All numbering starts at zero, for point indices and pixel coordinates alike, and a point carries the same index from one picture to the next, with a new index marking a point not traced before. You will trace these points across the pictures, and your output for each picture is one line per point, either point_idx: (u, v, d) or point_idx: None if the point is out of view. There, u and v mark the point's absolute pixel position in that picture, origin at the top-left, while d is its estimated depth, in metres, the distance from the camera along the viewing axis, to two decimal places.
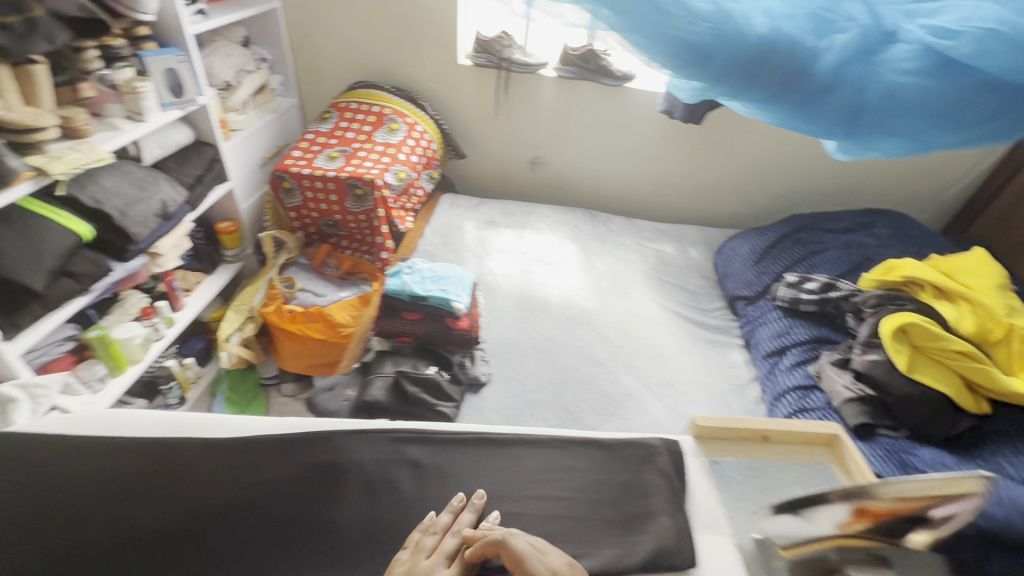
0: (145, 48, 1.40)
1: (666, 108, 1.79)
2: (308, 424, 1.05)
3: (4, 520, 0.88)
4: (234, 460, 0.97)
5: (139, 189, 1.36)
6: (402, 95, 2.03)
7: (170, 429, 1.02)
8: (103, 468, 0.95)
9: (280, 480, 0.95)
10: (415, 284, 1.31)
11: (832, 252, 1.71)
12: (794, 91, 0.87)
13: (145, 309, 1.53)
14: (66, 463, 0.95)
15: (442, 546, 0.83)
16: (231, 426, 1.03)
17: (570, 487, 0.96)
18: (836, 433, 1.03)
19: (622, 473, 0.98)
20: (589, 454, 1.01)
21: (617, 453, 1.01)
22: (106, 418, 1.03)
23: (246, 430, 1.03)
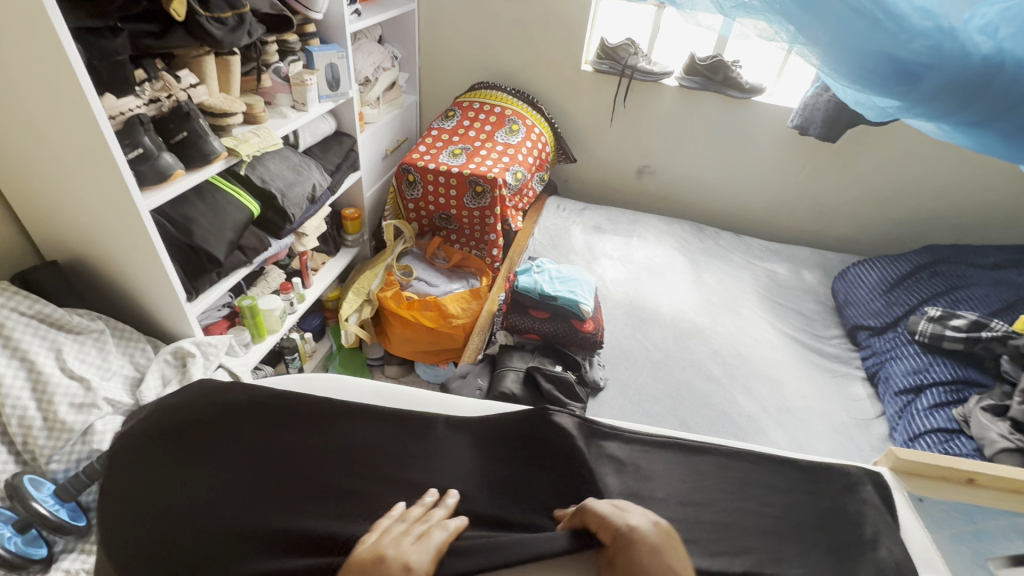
0: (312, 44, 1.51)
1: (800, 124, 1.73)
2: (481, 406, 1.00)
3: (258, 471, 0.85)
4: (459, 430, 0.93)
5: (296, 173, 1.48)
6: (522, 97, 2.09)
7: (390, 401, 0.99)
8: (317, 425, 0.92)
9: (508, 450, 0.90)
10: (545, 283, 1.34)
11: (980, 289, 1.61)
12: (1013, 117, 0.81)
13: (284, 283, 1.64)
14: (274, 417, 0.92)
15: (430, 535, 0.71)
16: (440, 403, 1.00)
17: (775, 503, 0.85)
18: None
19: (820, 507, 0.84)
20: (774, 473, 0.90)
21: (814, 475, 0.90)
22: (336, 384, 1.02)
23: (457, 407, 0.99)
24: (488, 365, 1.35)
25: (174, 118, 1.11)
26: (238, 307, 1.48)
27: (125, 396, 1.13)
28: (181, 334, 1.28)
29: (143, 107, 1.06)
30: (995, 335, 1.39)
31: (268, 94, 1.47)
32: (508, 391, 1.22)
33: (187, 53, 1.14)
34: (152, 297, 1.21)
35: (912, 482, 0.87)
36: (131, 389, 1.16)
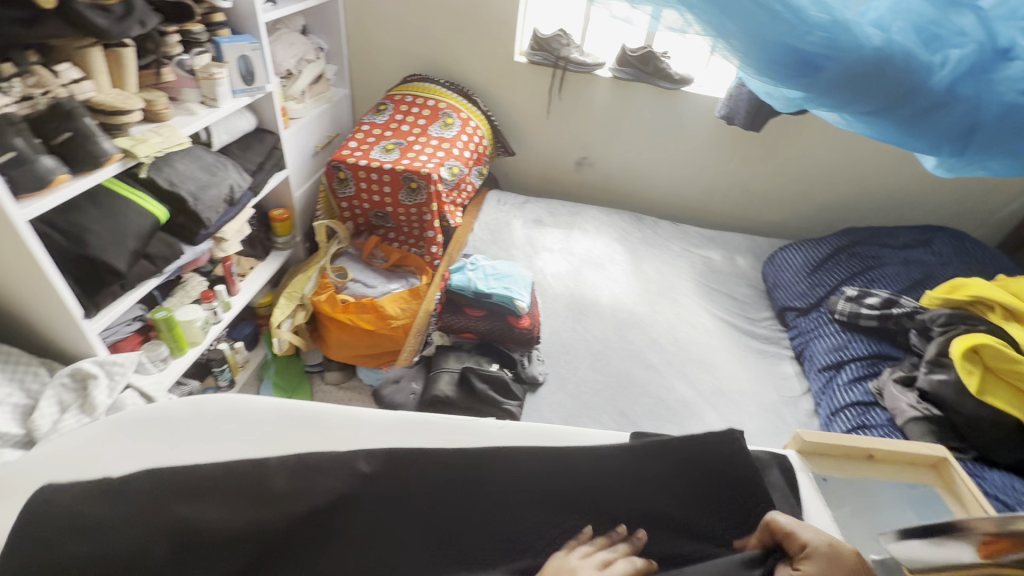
0: (220, 34, 1.41)
1: (727, 114, 1.78)
2: (384, 419, 0.89)
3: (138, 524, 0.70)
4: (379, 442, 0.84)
5: (210, 174, 1.38)
6: (456, 89, 2.04)
7: (289, 416, 0.87)
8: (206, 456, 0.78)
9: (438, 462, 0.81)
10: (479, 281, 1.32)
11: (891, 268, 1.71)
12: (904, 106, 0.85)
13: (205, 292, 1.54)
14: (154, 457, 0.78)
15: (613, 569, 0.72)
16: (345, 415, 0.88)
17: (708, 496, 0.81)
18: (944, 455, 0.89)
19: (744, 493, 0.80)
20: None
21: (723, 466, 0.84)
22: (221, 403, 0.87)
23: (365, 421, 0.88)
24: (424, 367, 1.32)
25: (52, 117, 0.99)
26: (151, 320, 1.38)
27: (14, 427, 1.02)
28: (82, 355, 1.17)
29: (12, 106, 0.96)
30: (905, 311, 1.48)
31: (173, 89, 1.36)
32: (440, 394, 1.20)
33: (68, 44, 1.04)
34: (42, 314, 1.10)
35: (817, 463, 0.88)
36: (22, 420, 1.06)
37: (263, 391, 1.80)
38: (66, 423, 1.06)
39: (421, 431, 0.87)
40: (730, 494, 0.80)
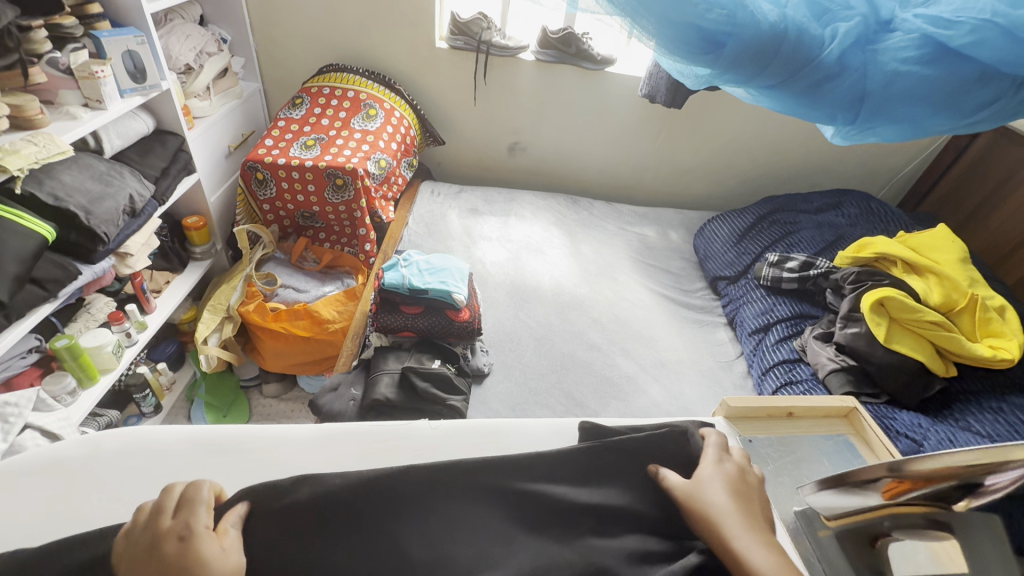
0: (99, 27, 1.27)
1: (648, 93, 1.81)
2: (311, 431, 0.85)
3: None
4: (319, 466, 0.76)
5: (103, 184, 1.25)
6: (376, 79, 1.95)
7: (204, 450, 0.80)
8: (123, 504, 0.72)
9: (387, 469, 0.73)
10: (413, 277, 1.29)
11: (807, 232, 1.82)
12: (800, 79, 0.89)
13: (114, 314, 1.41)
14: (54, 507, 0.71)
15: None
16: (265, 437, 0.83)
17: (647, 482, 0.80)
18: (855, 405, 0.95)
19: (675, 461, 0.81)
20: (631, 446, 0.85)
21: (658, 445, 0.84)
22: (130, 439, 0.79)
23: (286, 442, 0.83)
24: (363, 370, 1.26)
25: None
26: (51, 350, 1.24)
27: None
28: None
29: None
30: (820, 272, 1.58)
31: (48, 91, 1.21)
32: (380, 397, 1.15)
33: None
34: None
35: (742, 426, 0.92)
36: None
37: (194, 413, 1.68)
38: None
39: (346, 443, 0.84)
40: (666, 458, 0.81)
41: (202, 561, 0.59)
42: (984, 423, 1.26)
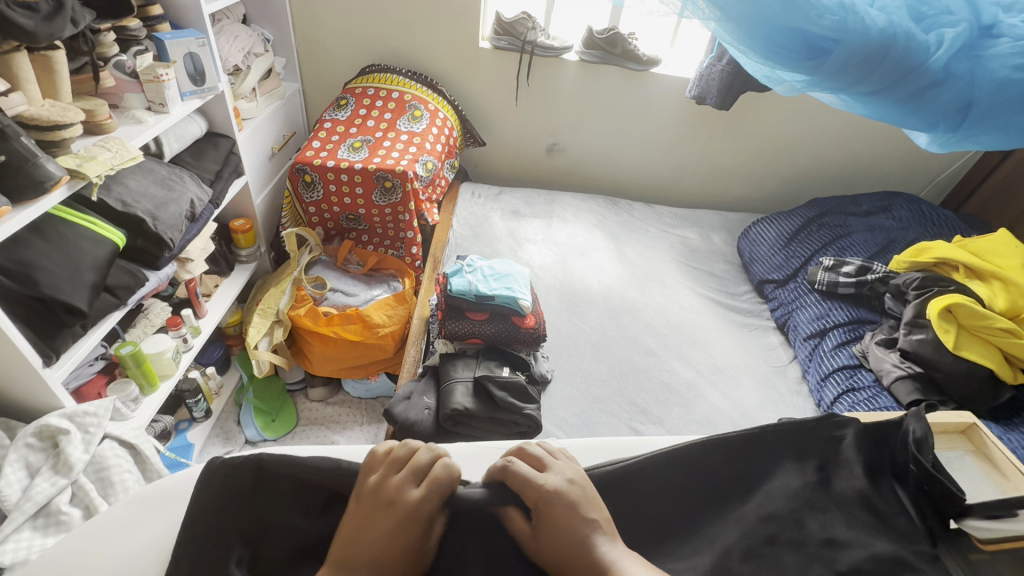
0: (160, 30, 1.25)
1: (697, 94, 1.79)
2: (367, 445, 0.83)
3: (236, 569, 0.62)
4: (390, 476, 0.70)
5: (166, 189, 1.23)
6: (419, 79, 1.93)
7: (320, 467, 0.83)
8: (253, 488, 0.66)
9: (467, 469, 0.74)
10: (480, 283, 1.28)
11: (859, 236, 1.81)
12: (906, 86, 0.87)
13: (171, 319, 1.40)
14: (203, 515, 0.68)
15: None
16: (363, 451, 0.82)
17: None
18: (974, 421, 0.85)
19: None
20: None
21: None
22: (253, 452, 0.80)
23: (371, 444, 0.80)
24: (432, 378, 1.24)
25: None
26: (116, 357, 1.23)
27: None
28: (46, 409, 1.02)
29: None
30: (878, 276, 1.57)
31: (113, 95, 1.20)
32: (458, 406, 1.13)
33: None
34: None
35: None
36: None
37: (244, 417, 1.67)
38: (37, 487, 0.91)
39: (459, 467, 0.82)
40: None
41: (391, 507, 0.61)
42: None
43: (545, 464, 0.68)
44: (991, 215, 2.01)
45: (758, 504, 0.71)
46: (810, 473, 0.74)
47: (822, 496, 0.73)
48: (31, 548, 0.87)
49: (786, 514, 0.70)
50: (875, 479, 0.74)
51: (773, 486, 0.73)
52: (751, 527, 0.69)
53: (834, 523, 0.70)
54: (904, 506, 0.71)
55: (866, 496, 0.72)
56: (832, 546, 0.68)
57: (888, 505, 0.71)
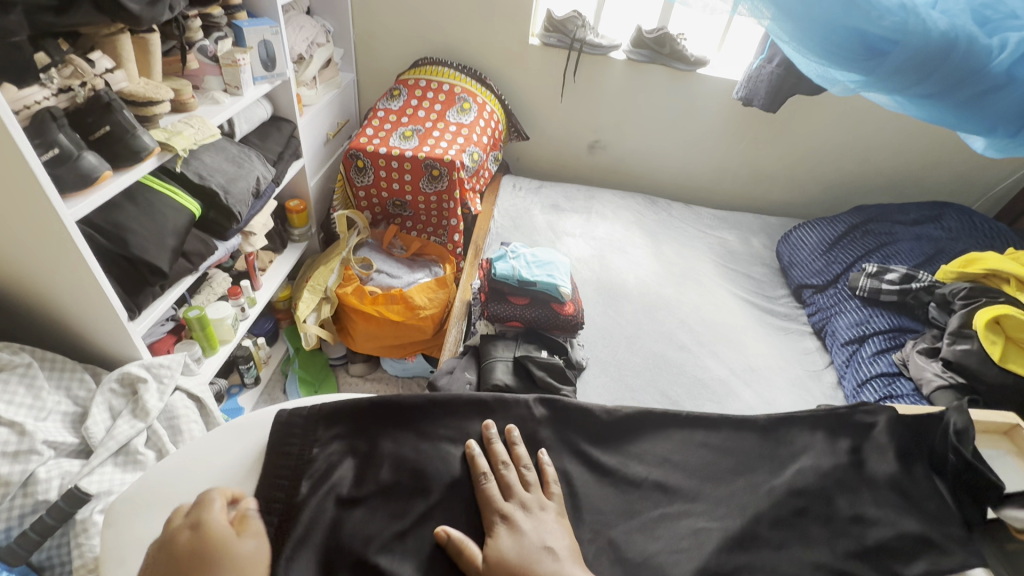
0: (239, 18, 1.34)
1: (745, 96, 1.80)
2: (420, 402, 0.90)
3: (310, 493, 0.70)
4: (444, 422, 0.78)
5: (236, 166, 1.32)
6: (469, 72, 1.99)
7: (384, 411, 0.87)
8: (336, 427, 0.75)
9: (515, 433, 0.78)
10: (523, 269, 1.33)
11: (905, 244, 1.78)
12: (964, 89, 0.88)
13: (231, 288, 1.50)
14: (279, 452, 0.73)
15: None
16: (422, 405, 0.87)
17: None
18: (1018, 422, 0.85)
19: None
20: None
21: None
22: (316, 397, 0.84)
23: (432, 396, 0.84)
24: (473, 357, 1.29)
25: (91, 111, 0.94)
26: (184, 319, 1.33)
27: (68, 436, 0.99)
28: (125, 358, 1.12)
29: (51, 98, 0.90)
30: (923, 286, 1.54)
31: (196, 77, 1.30)
32: (499, 383, 1.18)
33: (95, 31, 0.96)
34: (70, 303, 1.03)
35: None
36: (74, 427, 1.02)
37: (289, 387, 1.77)
38: (120, 429, 1.01)
39: None
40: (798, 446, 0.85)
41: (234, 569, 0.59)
42: None
43: (505, 462, 0.74)
44: None
45: (788, 480, 0.75)
46: (842, 455, 0.78)
47: (855, 477, 0.76)
48: (113, 481, 0.96)
49: (815, 490, 0.74)
50: (908, 465, 0.76)
51: (804, 465, 0.76)
52: (780, 499, 0.73)
53: (864, 502, 0.74)
54: (937, 492, 0.74)
55: (897, 481, 0.75)
56: (860, 523, 0.72)
57: (919, 490, 0.75)
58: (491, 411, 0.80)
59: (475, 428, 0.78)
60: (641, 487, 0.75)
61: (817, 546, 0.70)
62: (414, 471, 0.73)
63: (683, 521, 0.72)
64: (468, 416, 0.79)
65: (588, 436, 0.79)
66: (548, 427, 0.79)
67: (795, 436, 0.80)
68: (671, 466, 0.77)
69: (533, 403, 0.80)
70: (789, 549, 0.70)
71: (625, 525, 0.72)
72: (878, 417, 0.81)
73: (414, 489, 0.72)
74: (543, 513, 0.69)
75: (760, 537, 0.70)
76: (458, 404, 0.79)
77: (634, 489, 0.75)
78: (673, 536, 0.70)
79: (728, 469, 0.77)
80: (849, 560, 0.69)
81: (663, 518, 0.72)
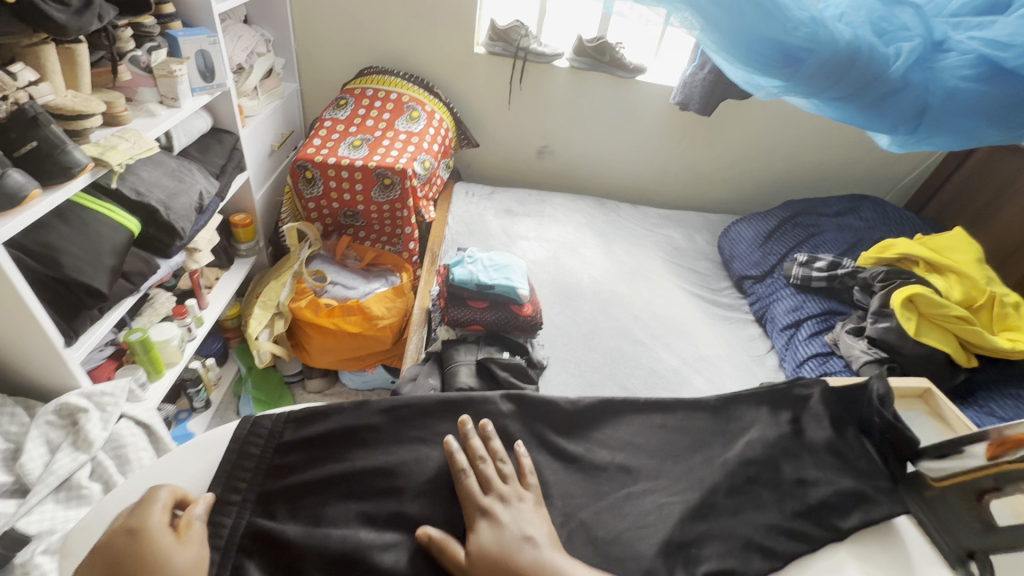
0: (173, 28, 1.30)
1: (682, 101, 1.90)
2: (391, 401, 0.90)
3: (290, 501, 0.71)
4: (417, 422, 0.79)
5: (176, 180, 1.27)
6: (416, 81, 2.00)
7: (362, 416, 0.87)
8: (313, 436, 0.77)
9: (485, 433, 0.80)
10: (480, 273, 1.35)
11: (829, 234, 1.94)
12: (868, 93, 0.98)
13: (176, 308, 1.43)
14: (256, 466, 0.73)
15: None
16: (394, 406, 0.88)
17: None
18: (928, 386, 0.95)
19: None
20: None
21: None
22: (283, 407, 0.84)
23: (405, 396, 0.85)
24: (435, 362, 1.31)
25: (14, 127, 0.89)
26: (125, 343, 1.26)
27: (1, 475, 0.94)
28: (61, 388, 1.05)
29: None
30: (847, 271, 1.69)
31: (128, 88, 1.24)
32: (463, 386, 1.20)
33: (16, 42, 0.91)
34: None
35: None
36: (7, 466, 0.96)
37: (242, 407, 1.70)
38: (61, 462, 0.97)
39: None
40: None
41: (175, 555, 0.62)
42: (1004, 408, 1.37)
43: (484, 458, 0.74)
44: (948, 217, 2.17)
45: (739, 451, 0.81)
46: (784, 425, 0.85)
47: (797, 444, 0.83)
48: (56, 519, 0.92)
49: (763, 459, 0.81)
50: (840, 430, 0.85)
51: (752, 437, 0.83)
52: (733, 469, 0.79)
53: (806, 466, 0.81)
54: (866, 451, 0.83)
55: (833, 445, 0.83)
56: (804, 486, 0.79)
57: (852, 450, 0.83)
58: (459, 409, 0.81)
59: (444, 428, 0.79)
60: (607, 471, 0.78)
61: (768, 509, 0.76)
62: (371, 471, 0.74)
63: (648, 497, 0.76)
64: (437, 417, 0.80)
65: (554, 426, 0.82)
66: (516, 420, 0.82)
67: (742, 412, 0.87)
68: (633, 448, 0.81)
69: (500, 400, 0.83)
70: (744, 513, 0.76)
71: (597, 507, 0.75)
72: (812, 389, 0.89)
73: (390, 488, 0.73)
74: (521, 503, 0.70)
75: (716, 505, 0.76)
76: (427, 405, 0.80)
77: (600, 473, 0.78)
78: (639, 513, 0.74)
79: (685, 447, 0.82)
80: (798, 519, 0.75)
81: (630, 497, 0.76)
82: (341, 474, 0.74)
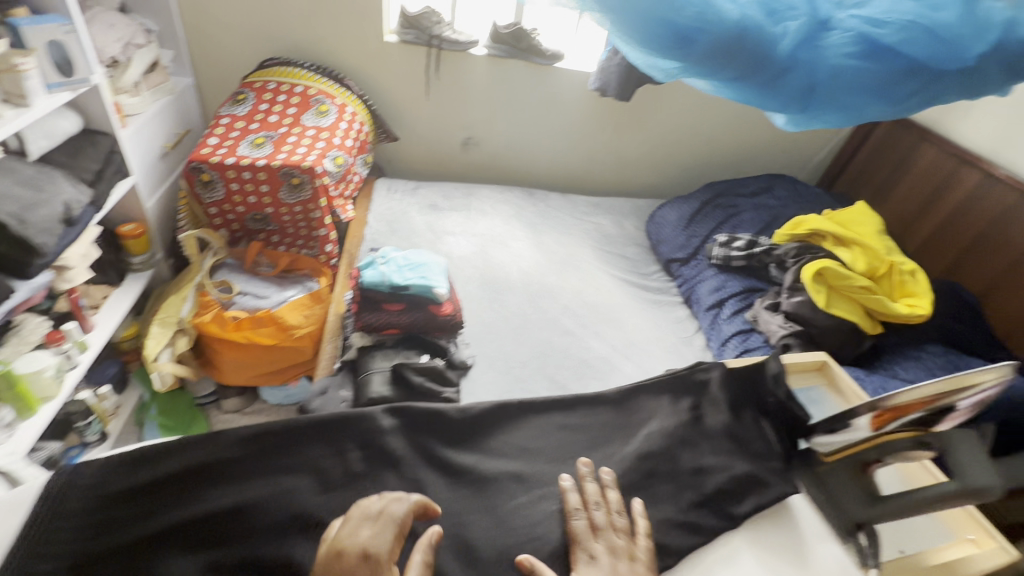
0: (16, 15, 1.14)
1: (599, 86, 1.89)
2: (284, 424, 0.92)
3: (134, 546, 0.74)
4: (274, 451, 0.84)
5: (34, 190, 1.12)
6: (324, 73, 1.88)
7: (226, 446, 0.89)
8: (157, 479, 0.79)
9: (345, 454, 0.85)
10: (393, 274, 1.29)
11: (747, 214, 2.00)
12: (760, 73, 0.99)
13: (50, 334, 1.27)
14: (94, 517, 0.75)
15: None
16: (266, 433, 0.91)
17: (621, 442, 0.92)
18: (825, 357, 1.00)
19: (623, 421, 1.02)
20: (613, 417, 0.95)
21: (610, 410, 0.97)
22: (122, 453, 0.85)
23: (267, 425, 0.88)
24: (350, 372, 1.24)
25: None
26: None
27: None
28: None
29: None
30: (763, 249, 1.74)
31: None
32: (376, 396, 1.13)
33: None
34: None
35: None
36: None
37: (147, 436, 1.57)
38: None
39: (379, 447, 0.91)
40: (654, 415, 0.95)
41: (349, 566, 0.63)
42: (907, 370, 1.45)
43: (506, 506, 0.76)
44: (856, 192, 2.29)
45: (633, 447, 0.87)
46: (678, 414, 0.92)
47: (691, 432, 0.91)
48: None
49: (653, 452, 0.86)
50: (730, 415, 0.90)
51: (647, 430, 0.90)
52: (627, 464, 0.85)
53: (700, 454, 0.88)
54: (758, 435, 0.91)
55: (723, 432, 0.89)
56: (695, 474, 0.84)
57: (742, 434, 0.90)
58: (342, 429, 0.86)
59: (316, 453, 0.84)
60: (492, 482, 0.83)
61: (663, 504, 0.82)
62: (221, 510, 0.78)
63: (536, 505, 0.80)
64: (315, 443, 0.85)
65: (442, 439, 0.89)
66: (397, 435, 0.88)
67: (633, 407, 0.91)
68: (520, 452, 0.88)
69: (386, 415, 0.89)
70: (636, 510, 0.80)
71: (491, 525, 0.79)
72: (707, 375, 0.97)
73: (241, 523, 0.77)
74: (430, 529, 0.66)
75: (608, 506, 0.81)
76: (293, 433, 0.85)
77: (487, 485, 0.83)
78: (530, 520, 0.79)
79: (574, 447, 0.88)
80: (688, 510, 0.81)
81: (518, 505, 0.81)
82: (182, 518, 0.77)
